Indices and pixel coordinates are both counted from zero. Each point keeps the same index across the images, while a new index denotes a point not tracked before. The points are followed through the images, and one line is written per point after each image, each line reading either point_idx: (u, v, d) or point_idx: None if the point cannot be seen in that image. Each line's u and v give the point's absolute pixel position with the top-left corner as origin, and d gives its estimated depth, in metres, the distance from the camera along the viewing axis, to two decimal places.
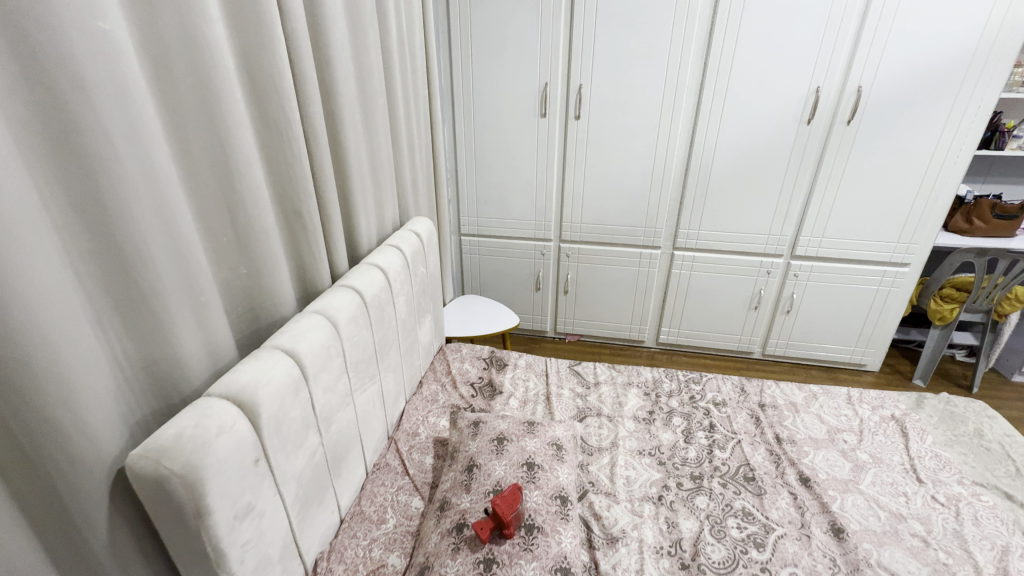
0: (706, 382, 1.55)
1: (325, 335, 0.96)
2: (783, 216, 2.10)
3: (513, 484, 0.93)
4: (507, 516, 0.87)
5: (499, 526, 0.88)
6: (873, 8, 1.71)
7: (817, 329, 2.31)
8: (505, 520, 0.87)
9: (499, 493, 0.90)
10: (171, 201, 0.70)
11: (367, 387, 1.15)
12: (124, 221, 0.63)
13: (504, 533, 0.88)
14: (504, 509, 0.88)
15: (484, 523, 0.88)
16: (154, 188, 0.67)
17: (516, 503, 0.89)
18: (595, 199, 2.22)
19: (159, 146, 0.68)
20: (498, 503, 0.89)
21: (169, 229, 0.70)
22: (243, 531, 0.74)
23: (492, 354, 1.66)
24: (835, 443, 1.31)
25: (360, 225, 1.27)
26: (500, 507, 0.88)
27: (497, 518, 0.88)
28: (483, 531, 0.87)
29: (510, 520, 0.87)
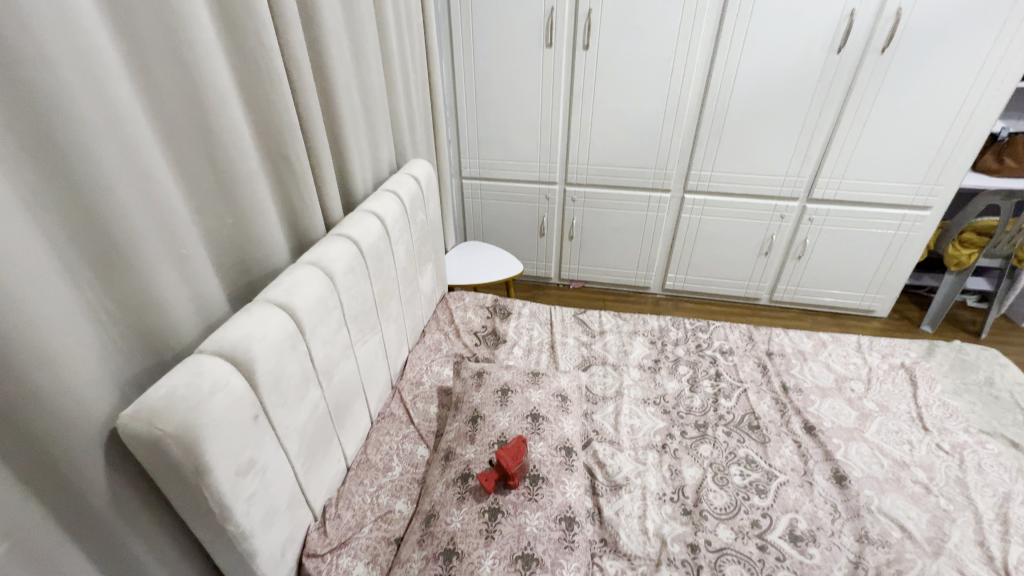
0: (714, 331, 1.52)
1: (321, 287, 0.92)
2: (802, 156, 1.98)
3: (517, 437, 0.93)
4: (511, 468, 0.87)
5: (504, 477, 0.88)
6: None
7: (828, 275, 2.25)
8: (509, 472, 0.87)
9: (503, 446, 0.90)
10: (134, 140, 0.63)
11: (368, 339, 1.13)
12: (81, 164, 0.57)
13: (509, 484, 0.88)
14: (509, 461, 0.88)
15: (488, 475, 0.87)
16: (113, 125, 0.60)
17: (521, 456, 0.89)
18: (603, 139, 2.09)
19: (114, 76, 0.60)
20: (503, 455, 0.88)
21: (136, 173, 0.64)
22: (247, 486, 0.74)
23: (495, 302, 1.62)
24: (842, 392, 1.30)
25: (353, 169, 1.20)
26: (504, 459, 0.87)
27: (502, 470, 0.88)
28: (487, 482, 0.87)
29: (514, 472, 0.87)
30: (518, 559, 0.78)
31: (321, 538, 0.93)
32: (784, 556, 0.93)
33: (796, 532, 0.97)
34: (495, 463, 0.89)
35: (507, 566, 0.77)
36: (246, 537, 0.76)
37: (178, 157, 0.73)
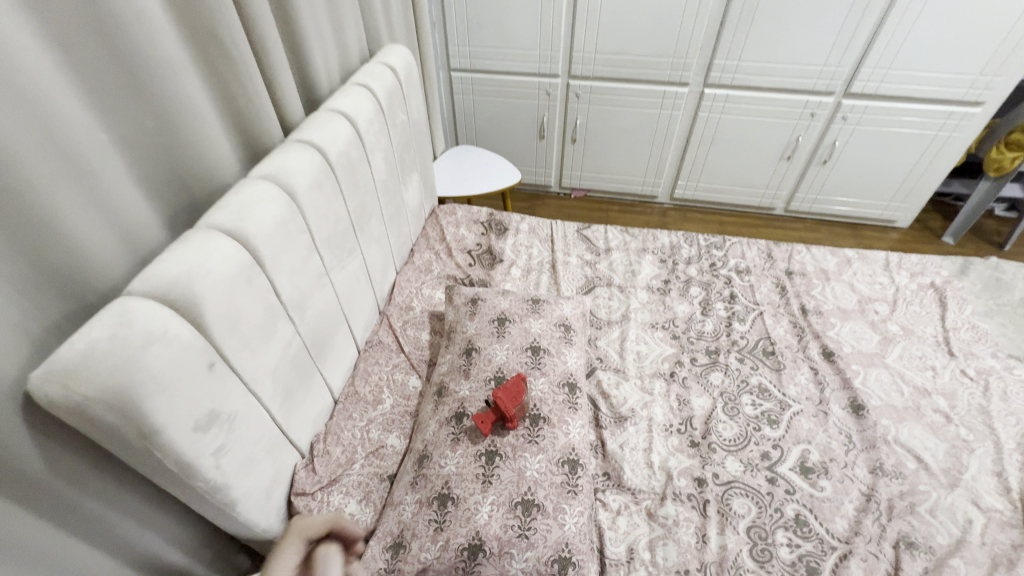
0: (730, 248, 1.39)
1: (280, 208, 0.76)
2: (847, 41, 1.70)
3: (515, 375, 0.84)
4: (510, 410, 0.79)
5: (501, 418, 0.81)
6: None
7: (852, 182, 2.07)
8: (508, 414, 0.79)
9: (501, 385, 0.81)
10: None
11: (346, 264, 0.99)
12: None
13: (507, 425, 0.81)
14: (508, 401, 0.80)
15: (485, 416, 0.80)
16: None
17: (520, 397, 0.81)
18: (615, 20, 1.78)
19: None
20: (501, 395, 0.80)
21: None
22: (212, 438, 0.66)
23: (490, 217, 1.46)
24: (866, 315, 1.21)
25: (313, 56, 0.97)
26: (502, 401, 0.79)
27: (499, 411, 0.80)
28: (484, 424, 0.79)
29: (513, 414, 0.79)
30: (518, 505, 0.73)
31: (309, 476, 0.88)
32: (794, 488, 0.89)
33: (808, 464, 0.92)
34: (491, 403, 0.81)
35: (506, 512, 0.72)
36: (219, 489, 0.69)
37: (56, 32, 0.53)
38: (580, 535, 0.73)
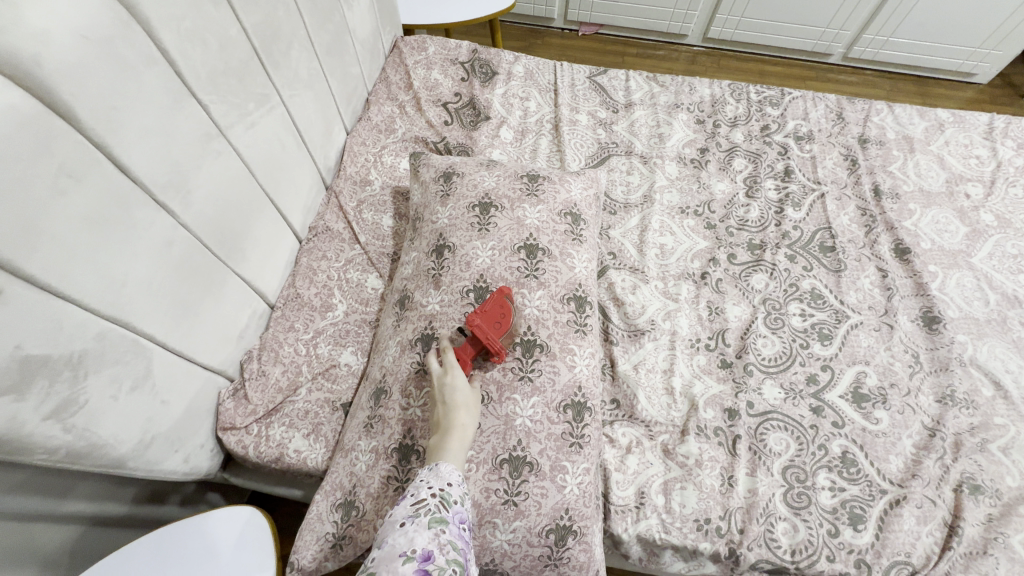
0: (789, 105, 1.06)
1: (90, 14, 0.44)
2: None
3: (495, 292, 0.61)
4: (494, 341, 0.58)
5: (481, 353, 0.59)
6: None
7: (940, 19, 1.62)
8: (492, 347, 0.58)
9: (477, 309, 0.58)
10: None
11: (257, 119, 0.68)
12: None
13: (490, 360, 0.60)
14: (489, 331, 0.58)
15: (459, 352, 0.58)
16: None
17: (503, 323, 0.59)
18: None
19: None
20: (479, 323, 0.58)
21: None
22: (41, 395, 0.43)
23: (473, 55, 1.09)
24: (953, 200, 0.94)
25: None
26: (481, 332, 0.57)
27: (479, 342, 0.59)
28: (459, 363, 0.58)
29: (498, 346, 0.58)
30: (504, 464, 0.55)
31: (240, 406, 0.69)
32: (843, 421, 0.73)
33: (863, 391, 0.75)
34: (466, 333, 0.59)
35: (488, 473, 0.54)
36: (85, 454, 0.49)
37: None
38: (584, 498, 0.56)
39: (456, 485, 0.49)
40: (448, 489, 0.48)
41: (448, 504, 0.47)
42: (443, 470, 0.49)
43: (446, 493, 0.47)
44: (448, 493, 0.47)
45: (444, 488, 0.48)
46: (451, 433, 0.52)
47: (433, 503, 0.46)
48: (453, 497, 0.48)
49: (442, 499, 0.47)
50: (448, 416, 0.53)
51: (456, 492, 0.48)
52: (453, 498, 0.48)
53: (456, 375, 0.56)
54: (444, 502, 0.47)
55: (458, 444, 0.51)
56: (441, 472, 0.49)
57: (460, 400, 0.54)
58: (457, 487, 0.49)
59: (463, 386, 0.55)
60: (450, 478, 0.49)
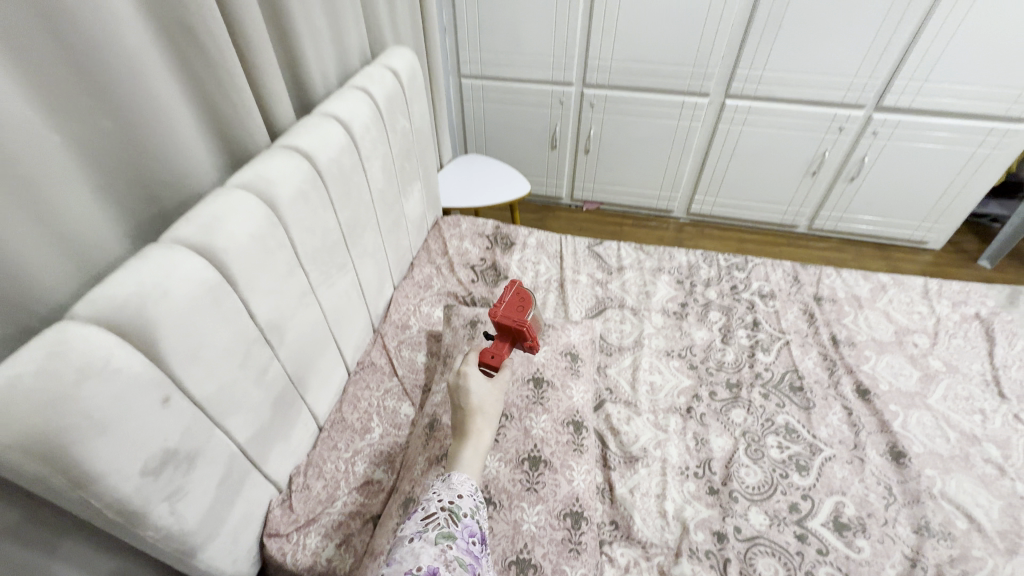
0: (753, 269, 1.29)
1: (257, 221, 0.69)
2: (879, 51, 1.60)
3: (507, 288, 0.78)
4: (519, 320, 0.74)
5: (515, 338, 0.75)
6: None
7: (883, 200, 1.96)
8: (521, 326, 0.73)
9: (498, 304, 0.75)
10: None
11: (336, 280, 0.92)
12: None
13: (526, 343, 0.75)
14: (513, 316, 0.74)
15: (495, 350, 0.74)
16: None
17: (522, 305, 0.76)
18: (633, 28, 1.71)
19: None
20: (503, 313, 0.74)
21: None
22: (166, 480, 0.58)
23: (496, 230, 1.39)
24: (903, 348, 1.10)
25: (307, 57, 0.90)
26: (505, 318, 0.74)
27: (509, 330, 0.75)
28: (497, 358, 0.73)
29: (524, 322, 0.73)
30: (512, 566, 0.64)
31: (285, 515, 0.80)
32: (827, 549, 0.79)
33: (843, 520, 0.82)
34: (497, 331, 0.75)
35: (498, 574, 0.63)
36: (176, 537, 0.61)
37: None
38: None
39: (464, 497, 0.60)
40: (457, 502, 0.58)
41: (456, 518, 0.57)
42: (452, 488, 0.60)
43: (455, 506, 0.58)
44: (454, 509, 0.57)
45: (453, 501, 0.58)
46: (469, 439, 0.68)
47: (441, 518, 0.56)
48: (460, 512, 0.58)
49: (449, 514, 0.57)
50: (468, 423, 0.69)
51: (464, 507, 0.58)
52: (460, 513, 0.57)
53: (474, 381, 0.72)
54: (451, 517, 0.56)
55: (474, 449, 0.67)
56: (454, 484, 0.61)
57: (478, 406, 0.70)
58: (465, 498, 0.60)
59: (480, 394, 0.71)
60: (460, 492, 0.60)
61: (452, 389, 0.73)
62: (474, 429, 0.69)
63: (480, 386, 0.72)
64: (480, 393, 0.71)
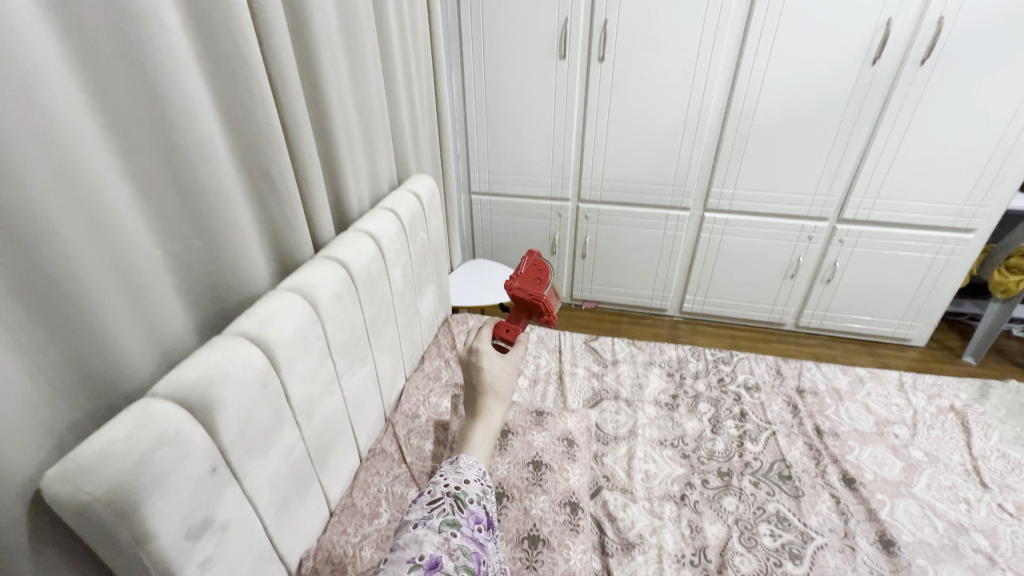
0: (738, 363, 1.40)
1: (301, 318, 0.83)
2: (832, 173, 1.85)
3: (524, 259, 0.89)
4: (534, 294, 0.85)
5: (530, 310, 0.87)
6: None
7: (860, 300, 2.10)
8: (535, 300, 0.85)
9: (514, 276, 0.86)
10: (68, 142, 0.54)
11: (357, 370, 1.03)
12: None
13: (541, 315, 0.85)
14: (528, 290, 0.85)
15: (511, 323, 0.88)
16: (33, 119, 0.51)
17: (537, 278, 0.87)
18: (619, 155, 2.00)
19: (35, 57, 0.50)
20: (519, 286, 0.86)
21: (69, 178, 0.55)
22: (201, 547, 0.64)
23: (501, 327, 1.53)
24: (884, 438, 1.16)
25: (348, 185, 1.11)
26: (518, 289, 0.85)
27: (524, 302, 0.86)
28: (512, 331, 0.87)
29: (539, 296, 0.84)
30: None
31: None
32: None
33: None
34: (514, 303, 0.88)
35: None
36: None
37: (136, 161, 0.64)
38: None
39: (469, 483, 0.70)
40: (463, 489, 0.69)
41: (460, 507, 0.67)
42: (459, 474, 0.71)
43: (460, 493, 0.68)
44: (459, 498, 0.67)
45: (459, 488, 0.69)
46: (481, 421, 0.80)
47: (446, 506, 0.66)
48: (464, 500, 0.68)
49: (453, 504, 0.67)
50: (482, 405, 0.81)
51: (468, 495, 0.68)
52: (464, 501, 0.68)
53: (486, 361, 0.83)
54: (455, 506, 0.66)
55: (485, 430, 0.79)
56: (461, 469, 0.72)
57: (490, 388, 0.82)
58: (471, 484, 0.70)
59: (492, 374, 0.83)
60: (466, 477, 0.71)
61: (467, 368, 0.85)
62: (486, 410, 0.81)
63: (493, 366, 0.84)
64: (492, 374, 0.83)
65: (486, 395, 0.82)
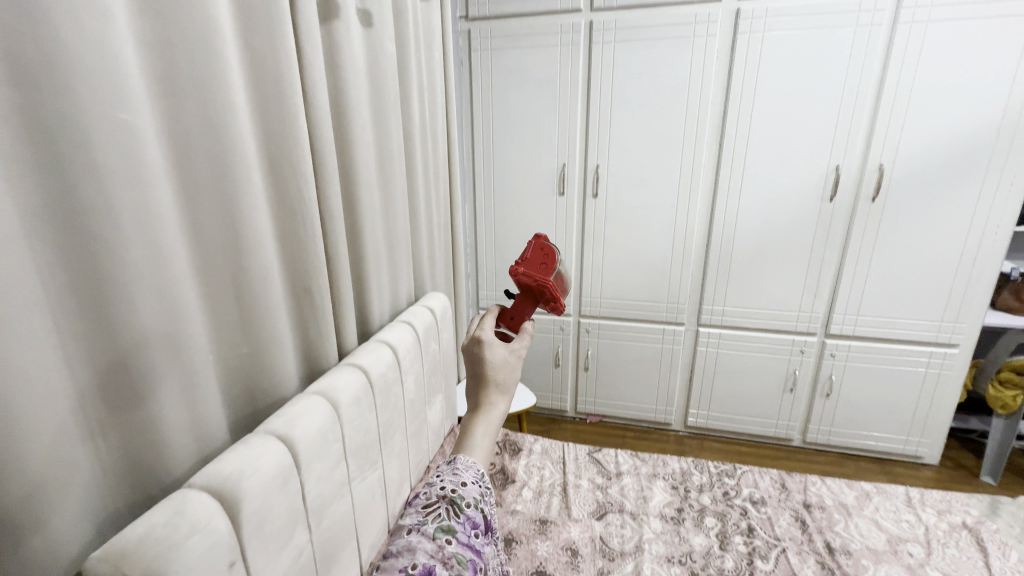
0: (742, 476, 1.40)
1: (323, 419, 0.91)
2: (813, 292, 2.00)
3: (531, 241, 0.81)
4: (540, 279, 0.77)
5: (536, 297, 0.79)
6: (889, 75, 1.70)
7: (863, 415, 2.11)
8: (542, 286, 0.77)
9: (520, 261, 0.79)
10: (172, 268, 0.69)
11: (367, 475, 1.07)
12: (112, 282, 0.62)
13: (548, 301, 0.78)
14: (534, 274, 0.78)
15: (515, 311, 0.81)
16: (151, 250, 0.66)
17: (545, 262, 0.78)
18: (616, 275, 2.19)
19: (162, 206, 0.67)
20: (524, 271, 0.78)
21: (164, 294, 0.69)
22: None
23: (506, 437, 1.56)
24: (899, 557, 1.13)
25: (372, 301, 1.26)
26: (523, 275, 0.77)
27: (530, 289, 0.79)
28: (516, 319, 0.81)
29: (546, 281, 0.77)
30: None
31: None
32: None
33: None
34: (519, 291, 0.81)
35: None
36: None
37: (210, 280, 0.79)
38: None
39: (466, 486, 0.63)
40: (459, 492, 0.61)
41: (457, 510, 0.60)
42: (455, 477, 0.63)
43: (457, 496, 0.61)
44: (456, 499, 0.60)
45: (456, 489, 0.62)
46: (481, 416, 0.72)
47: (441, 510, 0.59)
48: (461, 502, 0.61)
49: (450, 505, 0.60)
50: (482, 399, 0.72)
51: (466, 497, 0.61)
52: (461, 503, 0.61)
53: (488, 348, 0.73)
54: (451, 508, 0.60)
55: (485, 427, 0.72)
56: (459, 471, 0.64)
57: (492, 381, 0.72)
58: (468, 485, 0.63)
59: (495, 365, 0.73)
60: (463, 479, 0.63)
61: (467, 356, 0.75)
62: (486, 404, 0.73)
63: (495, 357, 0.73)
64: (495, 367, 0.73)
65: (487, 388, 0.73)
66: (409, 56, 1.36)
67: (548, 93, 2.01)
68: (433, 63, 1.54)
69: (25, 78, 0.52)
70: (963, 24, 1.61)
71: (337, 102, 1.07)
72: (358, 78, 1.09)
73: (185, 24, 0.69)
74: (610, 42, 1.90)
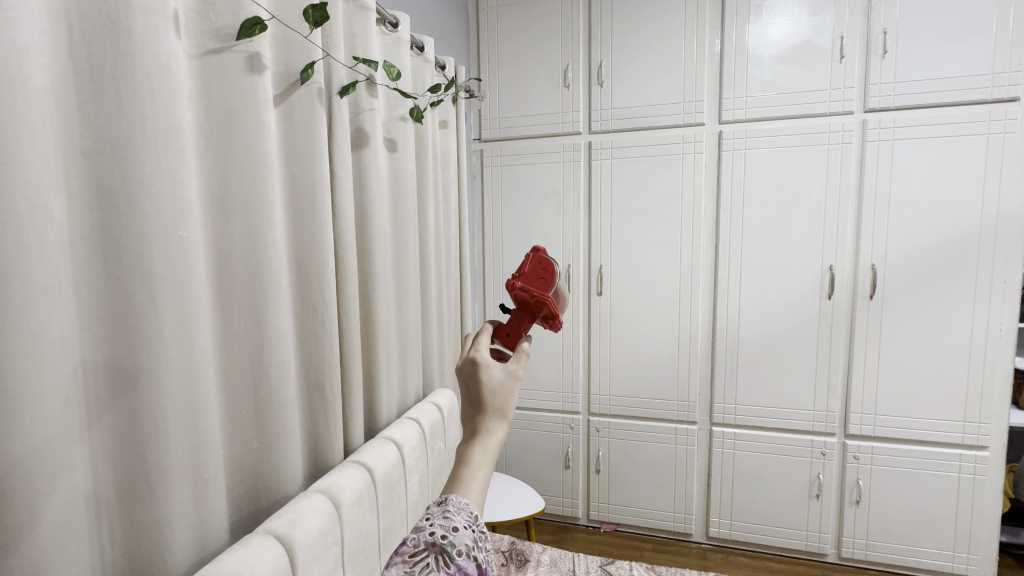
0: None
1: (324, 519, 0.90)
2: (825, 390, 1.98)
3: (529, 254, 0.67)
4: (540, 295, 0.63)
5: (533, 315, 0.65)
6: (866, 186, 1.85)
7: (900, 525, 1.95)
8: (541, 303, 0.63)
9: (516, 275, 0.65)
10: (198, 362, 0.74)
11: None
12: (145, 372, 0.68)
13: (546, 319, 0.64)
14: (532, 290, 0.64)
15: (511, 326, 0.64)
16: (185, 346, 0.72)
17: (546, 275, 0.64)
18: (623, 372, 2.20)
19: (201, 309, 0.75)
20: (521, 286, 0.64)
21: (191, 389, 0.74)
22: None
23: (512, 546, 1.48)
24: None
25: (381, 396, 1.29)
26: (522, 290, 0.63)
27: (526, 307, 0.64)
28: (513, 337, 0.64)
29: (547, 297, 0.63)
30: None
31: None
32: None
33: None
34: (513, 306, 0.65)
35: None
36: None
37: (227, 374, 0.85)
38: None
39: (461, 531, 0.50)
40: (451, 538, 0.49)
41: (448, 561, 0.49)
42: (446, 520, 0.51)
43: (448, 544, 0.49)
44: (447, 546, 0.49)
45: (447, 535, 0.49)
46: (477, 444, 0.56)
47: (431, 560, 0.49)
48: (453, 551, 0.49)
49: (440, 553, 0.49)
50: (479, 424, 0.56)
51: (460, 544, 0.49)
52: (454, 552, 0.49)
53: (484, 366, 0.57)
54: (443, 558, 0.49)
55: (483, 459, 0.55)
56: (450, 514, 0.51)
57: (489, 403, 0.57)
58: (463, 533, 0.50)
59: (492, 385, 0.57)
60: (455, 524, 0.50)
61: (458, 375, 0.59)
62: (482, 431, 0.56)
63: (494, 375, 0.57)
64: (493, 387, 0.57)
65: (483, 412, 0.57)
66: (427, 174, 1.53)
67: (553, 203, 2.19)
68: (448, 179, 1.72)
69: (107, 202, 0.64)
70: (927, 140, 1.77)
71: (362, 214, 1.20)
72: (381, 194, 1.24)
73: (242, 158, 0.83)
74: (607, 158, 2.12)
